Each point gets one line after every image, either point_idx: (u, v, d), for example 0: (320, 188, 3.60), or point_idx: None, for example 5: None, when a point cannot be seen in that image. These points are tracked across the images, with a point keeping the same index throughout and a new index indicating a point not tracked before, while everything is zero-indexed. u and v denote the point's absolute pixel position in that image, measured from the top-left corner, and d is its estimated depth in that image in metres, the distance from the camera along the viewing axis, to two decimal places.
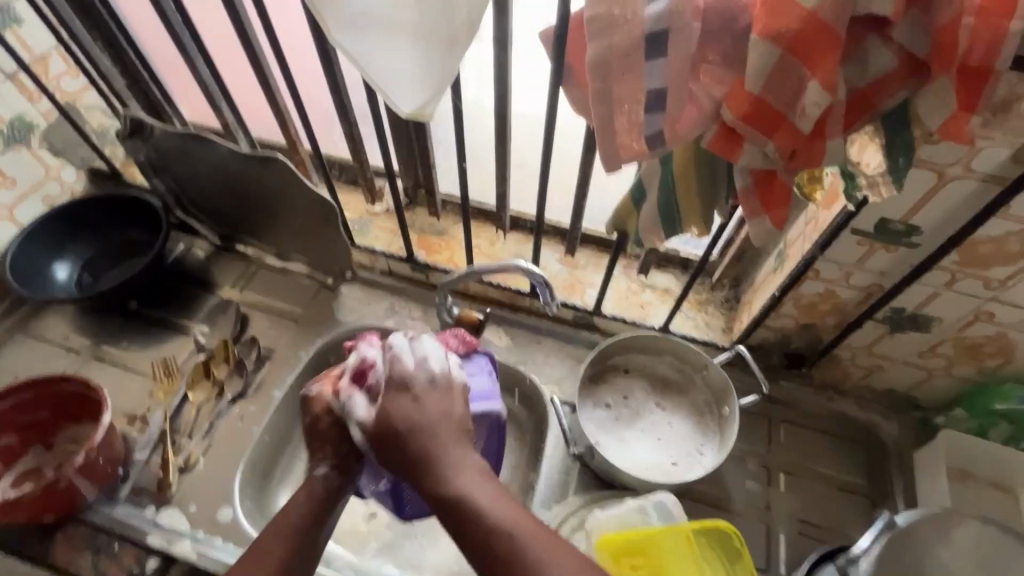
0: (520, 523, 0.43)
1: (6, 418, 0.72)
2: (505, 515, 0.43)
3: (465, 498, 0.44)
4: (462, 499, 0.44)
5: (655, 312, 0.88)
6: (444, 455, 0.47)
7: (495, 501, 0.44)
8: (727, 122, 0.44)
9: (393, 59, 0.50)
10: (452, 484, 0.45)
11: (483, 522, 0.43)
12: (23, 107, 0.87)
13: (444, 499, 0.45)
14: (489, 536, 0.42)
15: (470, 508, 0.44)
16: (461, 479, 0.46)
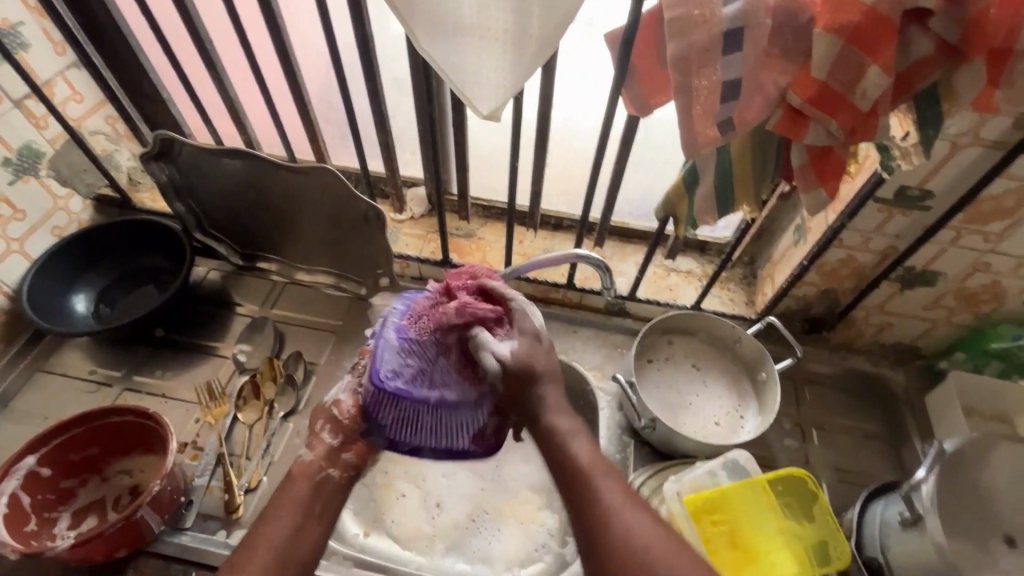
0: (605, 478, 0.51)
1: (57, 457, 0.70)
2: (591, 458, 0.52)
3: (567, 443, 0.53)
4: (565, 442, 0.53)
5: (684, 294, 0.94)
6: (546, 403, 0.54)
7: (596, 460, 0.52)
8: (794, 106, 0.50)
9: (475, 64, 0.53)
10: (552, 426, 0.54)
11: (579, 467, 0.51)
12: (31, 135, 0.83)
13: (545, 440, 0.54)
14: (583, 476, 0.50)
15: (568, 452, 0.52)
16: (564, 426, 0.54)
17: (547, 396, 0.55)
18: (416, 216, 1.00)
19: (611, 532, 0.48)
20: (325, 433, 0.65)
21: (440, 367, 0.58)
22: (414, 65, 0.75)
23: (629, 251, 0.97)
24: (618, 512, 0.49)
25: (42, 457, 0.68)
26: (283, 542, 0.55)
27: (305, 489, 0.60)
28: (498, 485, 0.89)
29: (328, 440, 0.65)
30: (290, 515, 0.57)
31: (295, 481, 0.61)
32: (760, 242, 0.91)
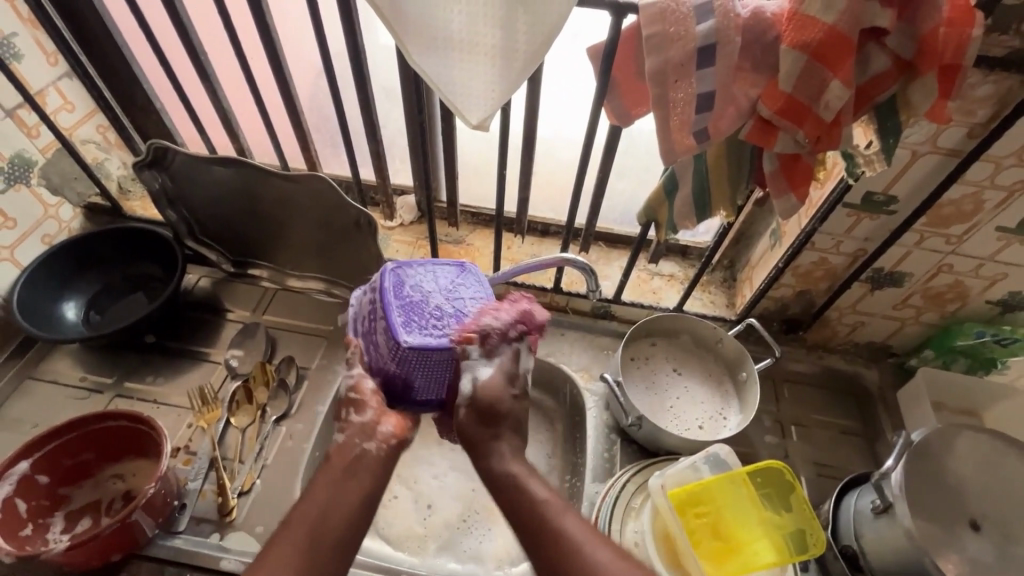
0: (561, 509, 0.53)
1: (50, 462, 0.70)
2: (543, 497, 0.54)
3: (526, 485, 0.55)
4: (524, 485, 0.55)
5: (667, 296, 0.97)
6: (503, 445, 0.59)
7: (554, 502, 0.54)
8: (764, 116, 0.53)
9: (464, 76, 0.56)
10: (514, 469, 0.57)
11: (540, 506, 0.53)
12: (23, 144, 0.84)
13: (504, 481, 0.56)
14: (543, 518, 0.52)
15: (525, 493, 0.54)
16: (514, 467, 0.57)
17: (506, 438, 0.59)
18: (406, 223, 1.02)
19: (580, 565, 0.49)
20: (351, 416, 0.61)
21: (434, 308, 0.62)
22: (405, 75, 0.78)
23: (613, 255, 1.01)
24: (583, 547, 0.50)
25: (35, 462, 0.68)
26: (323, 522, 0.52)
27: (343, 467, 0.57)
28: (489, 486, 0.91)
29: (351, 415, 0.61)
30: (331, 493, 0.54)
31: (334, 461, 0.58)
32: (738, 246, 0.95)
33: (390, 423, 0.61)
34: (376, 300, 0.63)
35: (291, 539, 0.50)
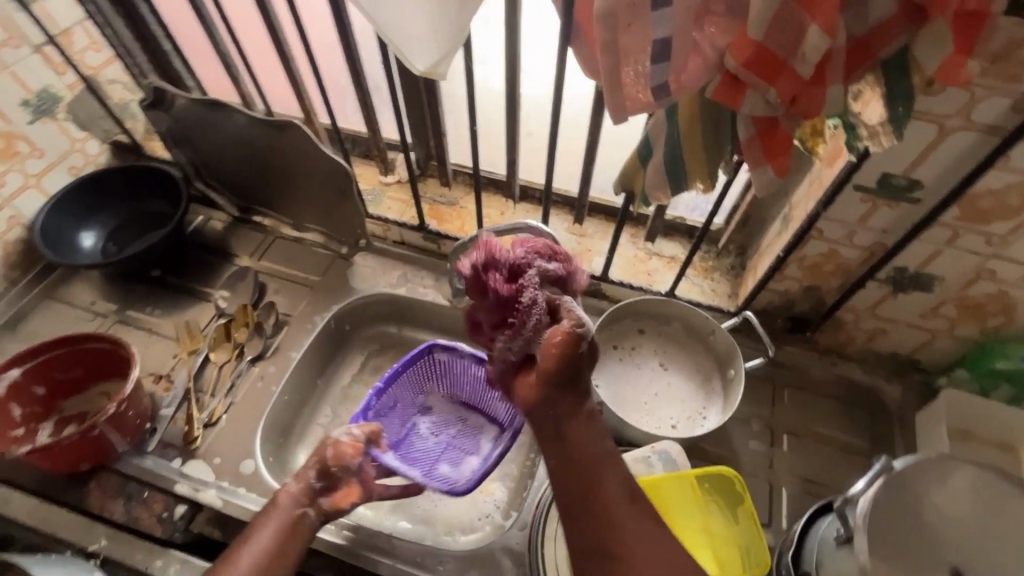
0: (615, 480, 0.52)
1: (42, 373, 0.76)
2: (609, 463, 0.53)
3: (585, 439, 0.54)
4: (584, 438, 0.54)
5: (662, 279, 0.90)
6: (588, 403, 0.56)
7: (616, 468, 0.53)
8: (730, 70, 0.45)
9: (406, 16, 0.51)
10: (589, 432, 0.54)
11: (592, 462, 0.53)
12: (49, 80, 0.89)
13: (573, 431, 0.53)
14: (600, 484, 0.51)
15: (594, 456, 0.53)
16: (591, 430, 0.54)
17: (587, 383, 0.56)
18: (402, 180, 1.01)
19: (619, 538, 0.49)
20: (312, 474, 0.68)
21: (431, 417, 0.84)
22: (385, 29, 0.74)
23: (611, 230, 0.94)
24: (631, 526, 0.50)
25: (27, 370, 0.75)
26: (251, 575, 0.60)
27: (285, 521, 0.64)
28: None
29: (312, 480, 0.68)
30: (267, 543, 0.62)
31: (270, 511, 0.65)
32: (747, 231, 0.85)
33: (330, 497, 0.68)
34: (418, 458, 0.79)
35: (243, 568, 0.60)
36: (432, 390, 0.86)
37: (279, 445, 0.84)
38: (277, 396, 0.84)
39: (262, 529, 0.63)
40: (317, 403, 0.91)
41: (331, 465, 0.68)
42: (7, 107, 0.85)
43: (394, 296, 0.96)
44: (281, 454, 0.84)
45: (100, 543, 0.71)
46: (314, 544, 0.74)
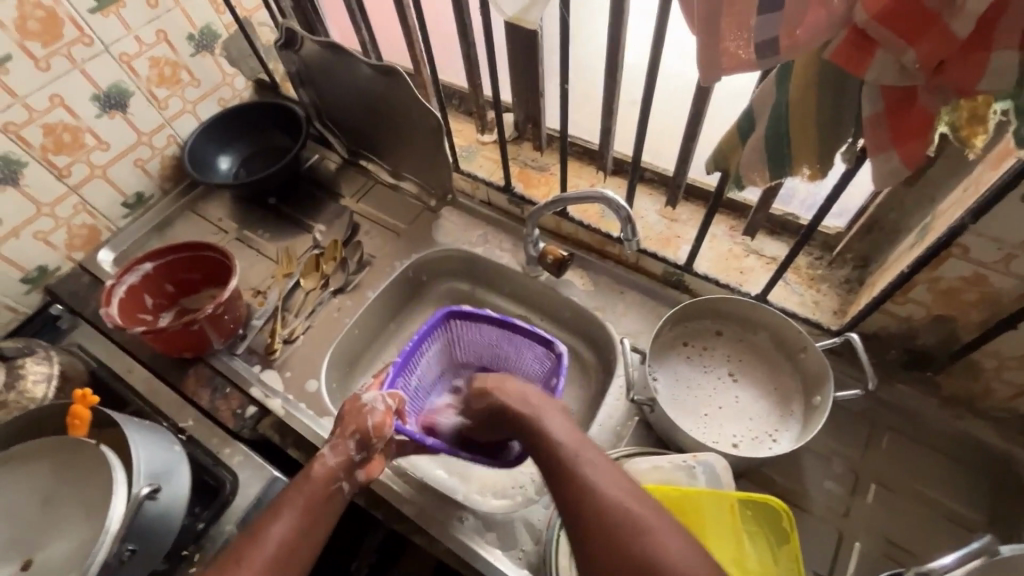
0: (584, 453, 0.55)
1: (168, 271, 0.89)
2: (569, 437, 0.58)
3: (550, 432, 0.59)
4: (548, 431, 0.59)
5: (755, 280, 0.79)
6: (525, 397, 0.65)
7: (575, 440, 0.57)
8: (858, 25, 0.37)
9: None
10: (533, 418, 0.61)
11: (563, 447, 0.56)
12: (211, 18, 1.01)
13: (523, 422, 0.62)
14: (561, 455, 0.55)
15: (548, 434, 0.59)
16: (541, 416, 0.61)
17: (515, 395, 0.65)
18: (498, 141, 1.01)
19: (598, 500, 0.50)
20: (352, 443, 0.67)
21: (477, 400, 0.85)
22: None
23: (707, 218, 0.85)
24: (602, 482, 0.52)
25: (155, 266, 0.87)
26: (280, 549, 0.57)
27: (315, 495, 0.62)
28: None
29: (351, 450, 0.67)
30: (297, 515, 0.60)
31: (301, 482, 0.63)
32: (872, 241, 0.72)
33: (365, 469, 0.67)
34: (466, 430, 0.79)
35: (255, 553, 0.56)
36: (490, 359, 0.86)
37: (345, 374, 0.91)
38: (349, 329, 0.90)
39: (293, 501, 0.61)
40: (384, 343, 0.96)
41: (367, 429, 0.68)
42: (175, 39, 0.97)
43: (471, 254, 0.97)
44: (345, 382, 0.91)
45: (188, 422, 0.81)
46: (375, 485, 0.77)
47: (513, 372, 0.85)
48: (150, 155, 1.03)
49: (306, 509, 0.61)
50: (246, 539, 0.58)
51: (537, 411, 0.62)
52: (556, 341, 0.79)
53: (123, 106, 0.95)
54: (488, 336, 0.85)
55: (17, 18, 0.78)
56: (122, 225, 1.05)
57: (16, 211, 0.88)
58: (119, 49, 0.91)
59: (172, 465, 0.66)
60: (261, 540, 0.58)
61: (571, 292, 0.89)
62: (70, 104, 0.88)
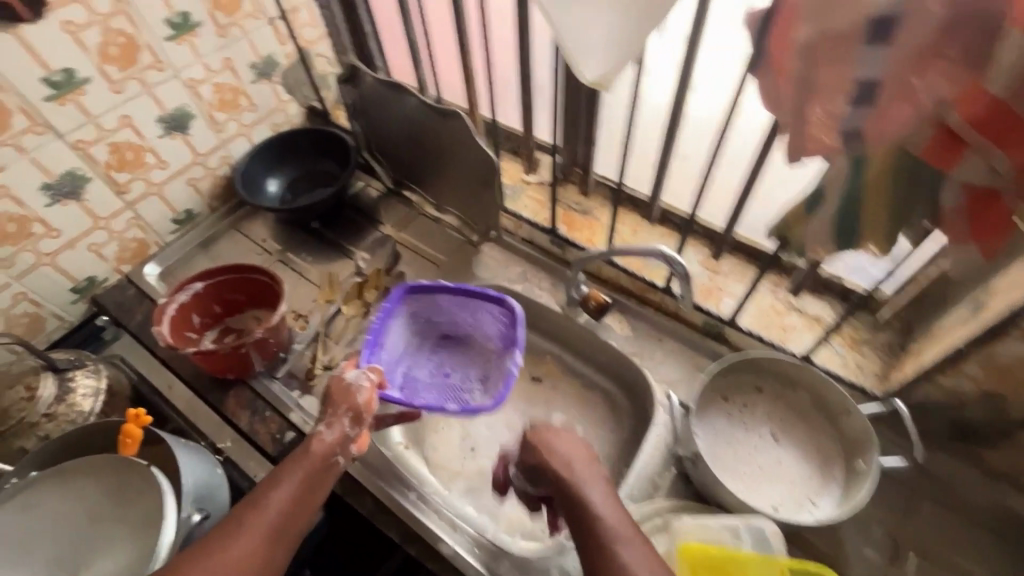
0: (623, 532, 0.53)
1: (216, 292, 0.91)
2: (605, 509, 0.55)
3: (585, 493, 0.57)
4: (583, 492, 0.57)
5: (798, 338, 0.80)
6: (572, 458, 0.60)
7: (612, 514, 0.55)
8: (951, 125, 0.39)
9: (589, 27, 0.52)
10: (578, 485, 0.58)
11: (597, 519, 0.54)
12: (274, 48, 1.05)
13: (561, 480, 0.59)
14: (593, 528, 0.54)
15: (582, 495, 0.56)
16: (584, 480, 0.58)
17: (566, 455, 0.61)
18: (543, 181, 1.03)
19: None
20: (346, 420, 0.67)
21: (446, 358, 0.90)
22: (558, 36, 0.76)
23: (751, 273, 0.86)
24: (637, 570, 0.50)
25: (204, 287, 0.89)
26: (279, 516, 0.58)
27: (313, 468, 0.62)
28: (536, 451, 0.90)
29: (345, 426, 0.67)
30: (295, 486, 0.60)
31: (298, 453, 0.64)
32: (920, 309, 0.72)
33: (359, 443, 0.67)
34: (447, 390, 0.86)
35: (250, 527, 0.56)
36: (451, 322, 0.88)
37: None
38: None
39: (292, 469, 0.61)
40: None
41: (360, 403, 0.69)
42: (239, 66, 1.01)
43: (510, 291, 0.98)
44: None
45: (226, 443, 0.83)
46: (410, 522, 0.78)
47: (473, 331, 0.88)
48: (203, 174, 1.06)
49: (301, 482, 0.61)
50: (244, 507, 0.58)
51: (575, 472, 0.59)
52: (507, 297, 0.81)
53: (184, 127, 0.98)
54: (444, 303, 0.86)
55: (100, 44, 0.82)
56: (169, 241, 1.07)
57: (74, 223, 0.90)
58: (188, 75, 0.94)
59: (216, 490, 0.68)
60: (261, 510, 0.58)
61: (610, 336, 0.90)
62: (138, 125, 0.91)
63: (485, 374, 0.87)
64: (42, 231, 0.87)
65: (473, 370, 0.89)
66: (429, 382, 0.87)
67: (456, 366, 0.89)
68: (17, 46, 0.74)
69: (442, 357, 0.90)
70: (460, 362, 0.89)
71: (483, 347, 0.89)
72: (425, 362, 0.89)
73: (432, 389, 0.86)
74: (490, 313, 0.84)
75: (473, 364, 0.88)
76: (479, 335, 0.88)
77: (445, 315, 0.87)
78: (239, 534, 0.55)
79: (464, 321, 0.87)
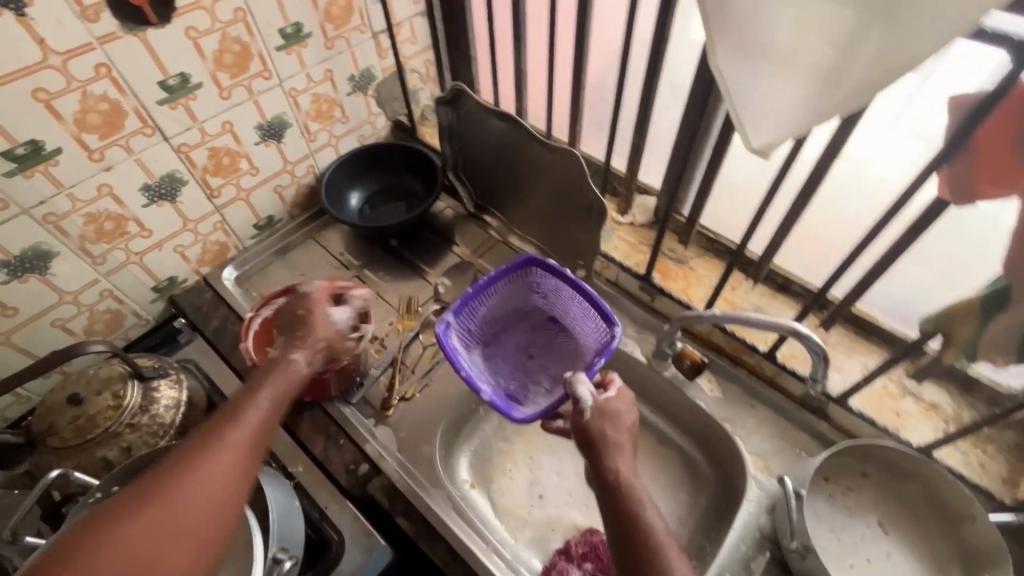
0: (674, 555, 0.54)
1: (297, 306, 0.89)
2: (658, 526, 0.57)
3: (641, 506, 0.58)
4: (638, 504, 0.58)
5: (913, 427, 0.75)
6: (619, 456, 0.63)
7: (662, 529, 0.57)
8: None
9: (775, 95, 0.48)
10: (632, 485, 0.60)
11: (653, 535, 0.56)
12: (373, 62, 1.03)
13: (608, 460, 0.62)
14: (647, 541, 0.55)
15: (634, 499, 0.59)
16: (637, 487, 0.60)
17: (616, 456, 0.63)
18: (636, 223, 0.99)
19: None
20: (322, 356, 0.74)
21: (538, 345, 0.88)
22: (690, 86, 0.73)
23: (862, 349, 0.81)
24: None
25: (288, 300, 0.87)
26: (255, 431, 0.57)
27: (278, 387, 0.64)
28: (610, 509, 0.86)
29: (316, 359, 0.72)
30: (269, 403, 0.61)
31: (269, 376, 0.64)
32: None
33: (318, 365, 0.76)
34: (516, 374, 0.85)
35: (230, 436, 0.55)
36: (556, 310, 0.87)
37: (451, 439, 0.90)
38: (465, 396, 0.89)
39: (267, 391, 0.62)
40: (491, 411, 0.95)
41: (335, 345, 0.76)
42: (339, 78, 1.00)
43: None
44: (450, 448, 0.89)
45: (297, 468, 0.80)
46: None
47: (573, 328, 0.86)
48: (289, 182, 1.05)
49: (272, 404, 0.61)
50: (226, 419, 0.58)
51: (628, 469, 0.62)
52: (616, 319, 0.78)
53: (279, 136, 0.97)
54: (557, 289, 0.85)
55: (216, 51, 0.81)
56: (248, 246, 1.06)
57: (165, 224, 0.90)
58: (291, 85, 0.93)
59: (298, 523, 0.69)
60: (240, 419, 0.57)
61: (700, 397, 0.85)
62: (237, 131, 0.90)
63: (555, 377, 0.84)
64: (135, 230, 0.86)
65: (554, 368, 0.86)
66: (506, 359, 0.87)
67: (541, 354, 0.87)
68: (140, 50, 0.73)
69: (539, 338, 0.88)
70: (547, 353, 0.87)
71: (575, 350, 0.85)
72: (517, 336, 0.89)
73: (508, 364, 0.86)
74: (597, 320, 0.81)
75: (554, 363, 0.86)
76: (578, 336, 0.85)
77: (553, 300, 0.87)
78: (218, 439, 0.54)
79: (572, 315, 0.85)
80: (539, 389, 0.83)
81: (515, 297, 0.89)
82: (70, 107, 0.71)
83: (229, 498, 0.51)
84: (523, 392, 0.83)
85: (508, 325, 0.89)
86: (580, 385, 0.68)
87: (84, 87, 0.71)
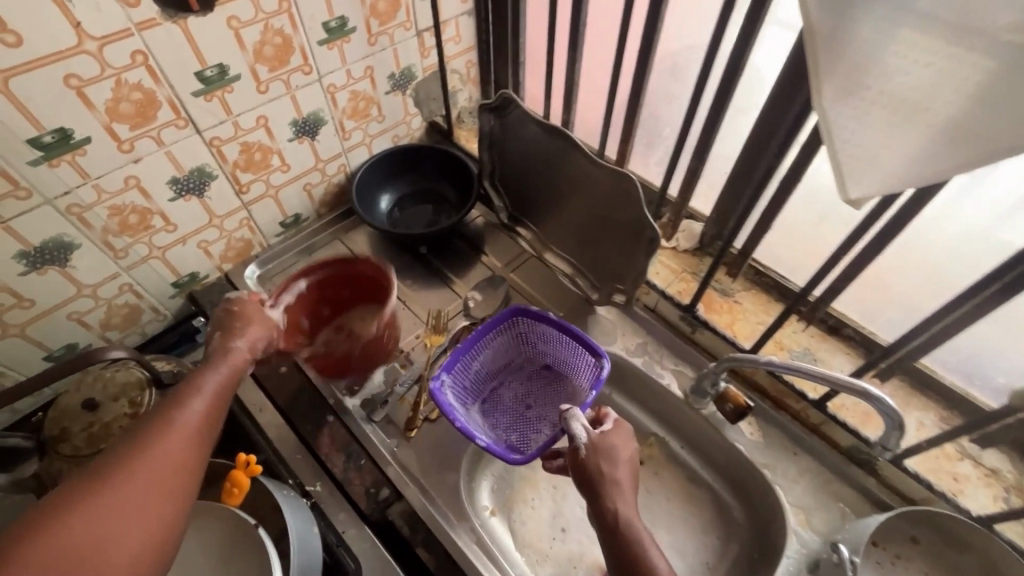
0: None
1: (318, 293, 0.85)
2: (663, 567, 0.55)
3: (643, 548, 0.56)
4: (640, 545, 0.56)
5: (970, 492, 0.71)
6: (619, 493, 0.60)
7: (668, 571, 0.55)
8: None
9: (884, 141, 0.44)
10: (635, 527, 0.58)
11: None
12: (415, 60, 0.99)
13: (607, 498, 0.60)
14: None
15: (639, 543, 0.57)
16: (638, 527, 0.58)
17: (614, 495, 0.60)
18: (679, 249, 0.94)
19: None
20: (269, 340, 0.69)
21: (536, 393, 0.87)
22: (760, 114, 0.68)
23: (918, 403, 0.76)
24: None
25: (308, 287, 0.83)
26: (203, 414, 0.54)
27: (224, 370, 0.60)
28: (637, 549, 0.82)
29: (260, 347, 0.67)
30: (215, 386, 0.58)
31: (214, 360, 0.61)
32: None
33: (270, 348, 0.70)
34: (514, 427, 0.83)
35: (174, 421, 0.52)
36: (550, 355, 0.86)
37: (474, 464, 0.86)
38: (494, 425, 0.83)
39: (212, 368, 0.59)
40: None
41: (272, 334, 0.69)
42: (379, 76, 0.95)
43: (627, 363, 0.90)
44: (472, 473, 0.86)
45: (316, 487, 0.77)
46: None
47: (568, 374, 0.85)
48: (319, 181, 1.00)
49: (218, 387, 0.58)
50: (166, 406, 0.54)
51: (627, 510, 0.59)
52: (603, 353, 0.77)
53: (314, 133, 0.92)
54: (547, 334, 0.84)
55: (257, 43, 0.76)
56: (273, 243, 1.02)
57: (191, 219, 0.86)
58: (330, 81, 0.88)
59: (318, 550, 0.66)
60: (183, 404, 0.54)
61: (740, 440, 0.81)
62: (272, 127, 0.86)
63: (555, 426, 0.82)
64: (160, 225, 0.82)
65: (553, 415, 0.84)
66: (506, 411, 0.85)
67: (539, 402, 0.86)
68: (180, 38, 0.69)
69: (536, 387, 0.87)
70: (545, 400, 0.85)
71: (571, 395, 0.84)
72: (513, 387, 0.87)
73: (508, 416, 0.85)
74: (586, 360, 0.80)
75: (553, 410, 0.84)
76: (573, 379, 0.83)
77: (545, 347, 0.85)
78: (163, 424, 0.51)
79: (563, 356, 0.84)
80: (540, 436, 0.82)
81: (507, 348, 0.87)
82: (103, 95, 0.67)
83: (183, 476, 0.49)
84: (523, 441, 0.81)
85: (504, 377, 0.88)
86: (575, 420, 0.64)
87: (118, 75, 0.67)
